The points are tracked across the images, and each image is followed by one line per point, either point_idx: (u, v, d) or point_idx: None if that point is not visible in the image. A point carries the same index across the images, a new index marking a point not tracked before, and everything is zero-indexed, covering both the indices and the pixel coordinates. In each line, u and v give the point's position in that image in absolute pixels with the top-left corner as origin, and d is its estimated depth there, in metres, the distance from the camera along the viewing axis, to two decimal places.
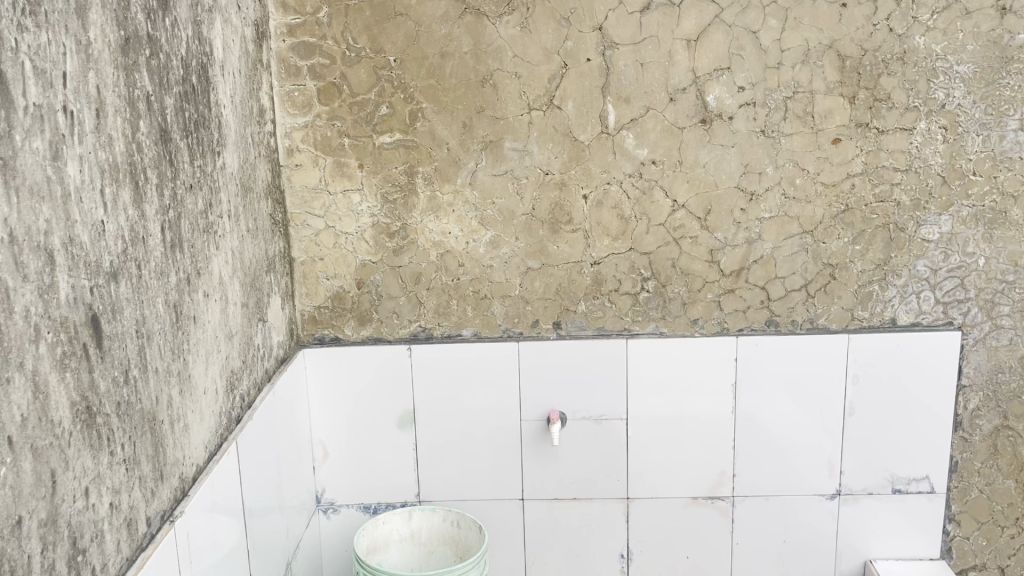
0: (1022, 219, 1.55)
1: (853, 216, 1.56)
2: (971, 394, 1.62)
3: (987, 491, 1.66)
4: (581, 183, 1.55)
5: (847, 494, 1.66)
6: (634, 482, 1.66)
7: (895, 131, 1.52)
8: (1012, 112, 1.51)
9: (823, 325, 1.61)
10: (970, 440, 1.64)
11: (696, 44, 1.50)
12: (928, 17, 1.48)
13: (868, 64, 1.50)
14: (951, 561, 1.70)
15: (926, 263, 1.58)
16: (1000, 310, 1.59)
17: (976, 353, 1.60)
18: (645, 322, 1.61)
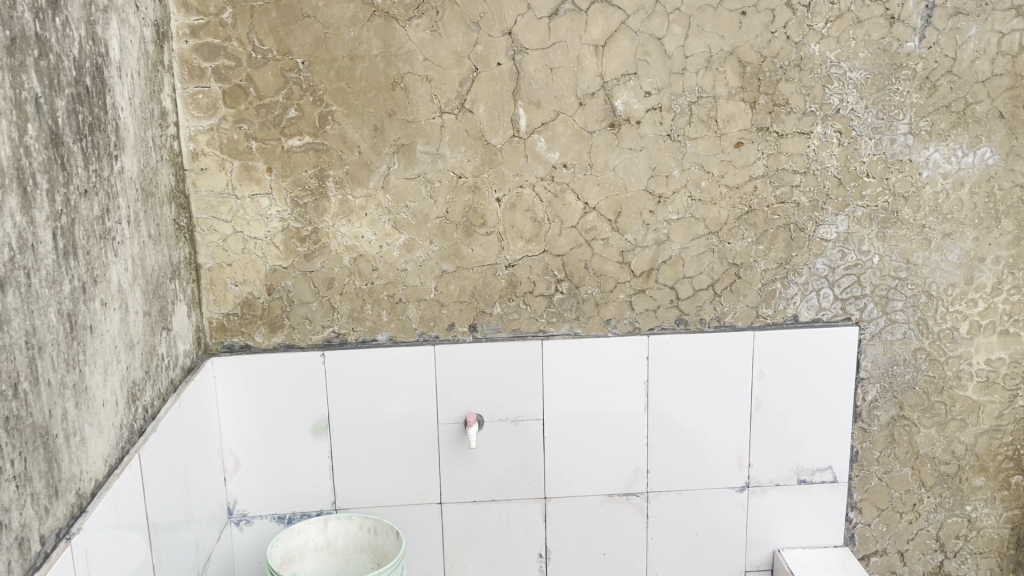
0: (912, 218, 1.63)
1: (756, 217, 1.62)
2: (869, 386, 1.70)
3: (886, 479, 1.74)
4: (494, 186, 1.56)
5: (754, 486, 1.71)
6: (551, 481, 1.68)
7: (793, 135, 1.58)
8: (902, 116, 1.58)
9: (730, 323, 1.66)
10: (868, 430, 1.72)
11: (603, 49, 1.52)
12: (822, 25, 1.54)
13: (767, 71, 1.55)
14: (854, 548, 1.77)
15: (824, 261, 1.64)
16: (894, 305, 1.67)
17: (872, 346, 1.68)
18: (560, 323, 1.63)
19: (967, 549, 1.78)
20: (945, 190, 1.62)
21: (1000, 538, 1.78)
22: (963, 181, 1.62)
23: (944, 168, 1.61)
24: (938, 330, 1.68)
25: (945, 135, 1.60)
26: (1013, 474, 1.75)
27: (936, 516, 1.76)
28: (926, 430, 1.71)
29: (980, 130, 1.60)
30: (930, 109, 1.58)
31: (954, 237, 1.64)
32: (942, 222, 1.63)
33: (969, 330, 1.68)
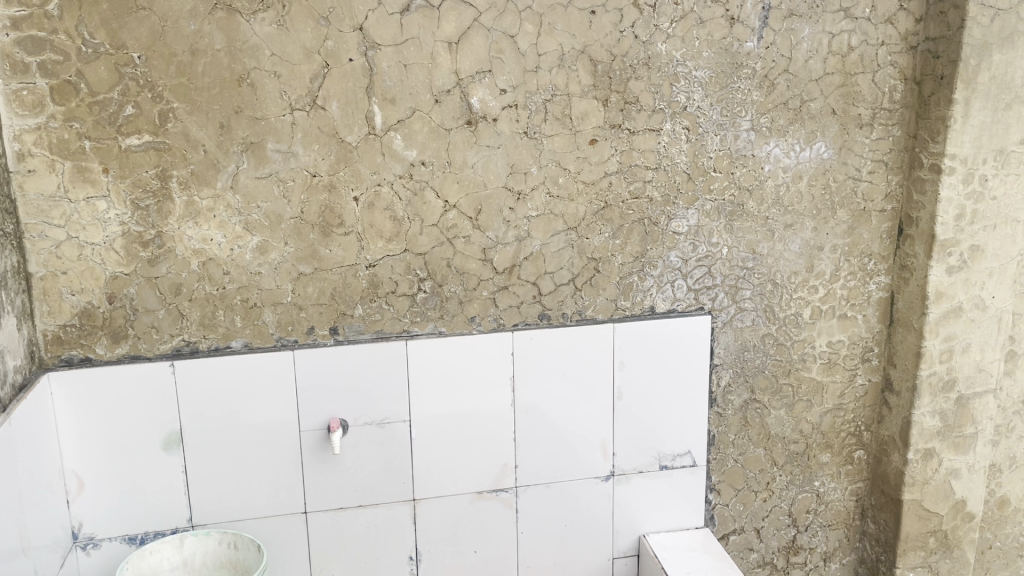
0: (756, 211, 1.71)
1: (612, 212, 1.65)
2: (723, 372, 1.78)
3: (741, 460, 1.83)
4: (350, 184, 1.53)
5: (619, 474, 1.76)
6: (419, 482, 1.66)
7: (644, 132, 1.63)
8: (744, 114, 1.66)
9: (591, 317, 1.69)
10: (723, 414, 1.80)
11: (457, 46, 1.52)
12: (667, 25, 1.59)
13: (617, 69, 1.59)
14: (714, 528, 1.85)
15: (678, 254, 1.70)
16: (743, 294, 1.75)
17: (724, 334, 1.76)
18: (424, 322, 1.62)
19: (817, 522, 1.90)
20: (786, 183, 1.71)
21: (846, 510, 1.91)
22: (802, 174, 1.71)
23: (784, 163, 1.70)
24: (783, 316, 1.78)
25: (783, 131, 1.68)
26: (854, 450, 1.89)
27: (788, 492, 1.87)
28: (776, 411, 1.82)
29: (815, 126, 1.69)
30: (769, 106, 1.66)
31: (795, 228, 1.74)
32: (784, 214, 1.73)
33: (811, 315, 1.79)
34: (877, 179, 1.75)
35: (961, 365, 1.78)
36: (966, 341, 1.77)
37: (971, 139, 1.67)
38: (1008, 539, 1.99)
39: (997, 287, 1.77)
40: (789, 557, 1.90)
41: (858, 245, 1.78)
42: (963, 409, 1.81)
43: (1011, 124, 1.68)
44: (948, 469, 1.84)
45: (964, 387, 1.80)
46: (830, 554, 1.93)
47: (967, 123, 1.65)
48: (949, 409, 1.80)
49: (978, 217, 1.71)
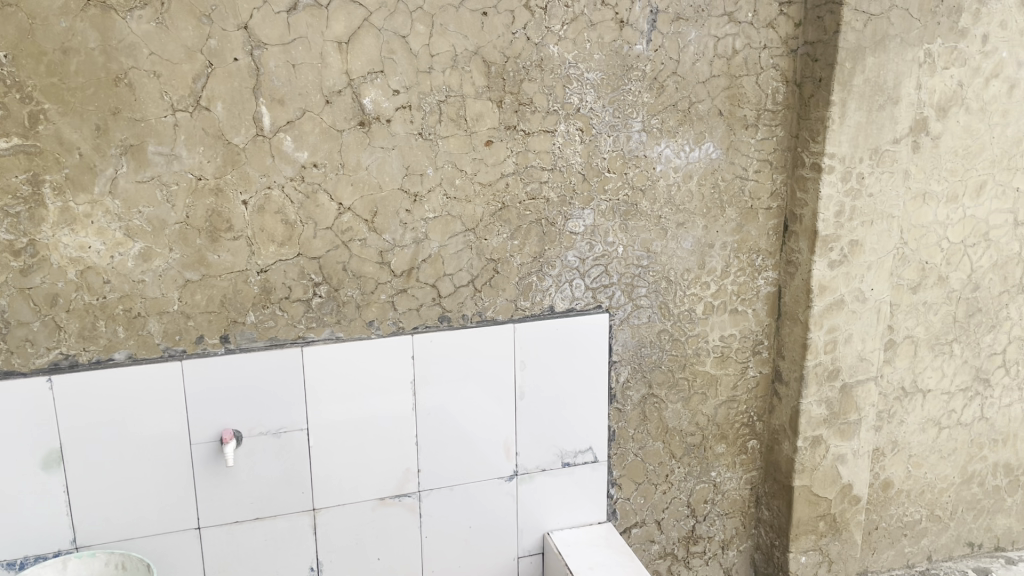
0: (649, 210, 1.75)
1: (509, 213, 1.66)
2: (621, 368, 1.81)
3: (641, 454, 1.87)
4: (238, 188, 1.48)
5: (523, 473, 1.76)
6: (319, 491, 1.62)
7: (539, 133, 1.64)
8: (636, 115, 1.69)
9: (491, 317, 1.69)
10: (623, 410, 1.83)
11: (347, 46, 1.49)
12: (558, 27, 1.61)
13: (510, 70, 1.59)
14: (616, 522, 1.88)
15: (575, 254, 1.72)
16: (639, 292, 1.79)
17: (622, 331, 1.79)
18: (320, 328, 1.58)
19: (714, 511, 1.96)
20: (677, 183, 1.75)
21: (741, 498, 1.98)
22: (692, 174, 1.76)
23: (675, 163, 1.74)
24: (677, 313, 1.82)
25: (674, 132, 1.72)
26: (748, 439, 1.95)
27: (687, 484, 1.92)
28: (673, 405, 1.86)
29: (703, 127, 1.74)
30: (659, 108, 1.70)
31: (687, 227, 1.79)
32: (676, 213, 1.77)
33: (704, 310, 1.84)
34: (763, 178, 1.82)
35: (844, 354, 1.87)
36: (849, 332, 1.86)
37: (849, 139, 1.74)
38: (892, 519, 2.12)
39: (875, 280, 1.86)
40: (689, 547, 1.95)
41: (746, 242, 1.84)
42: (847, 397, 1.90)
43: (885, 125, 1.77)
44: (835, 454, 1.92)
45: (847, 376, 1.89)
46: (727, 542, 2.00)
47: (844, 124, 1.73)
48: (834, 397, 1.89)
49: (856, 213, 1.80)
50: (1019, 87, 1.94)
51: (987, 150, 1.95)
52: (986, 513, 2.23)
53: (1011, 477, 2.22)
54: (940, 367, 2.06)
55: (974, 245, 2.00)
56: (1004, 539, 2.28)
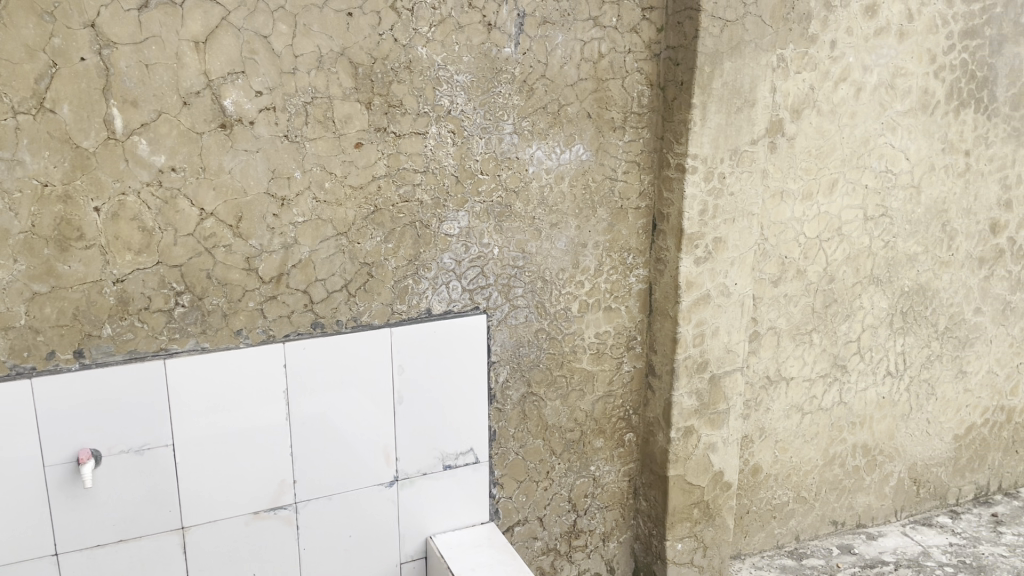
0: (524, 211, 1.77)
1: (382, 216, 1.64)
2: (500, 368, 1.82)
3: (522, 452, 1.88)
4: (90, 194, 1.41)
5: (403, 478, 1.75)
6: (188, 508, 1.56)
7: (410, 135, 1.63)
8: (506, 117, 1.71)
9: (367, 322, 1.67)
10: (503, 410, 1.84)
11: (205, 46, 1.44)
12: (426, 29, 1.60)
13: (379, 72, 1.58)
14: (498, 521, 1.89)
15: (451, 256, 1.72)
16: (515, 292, 1.80)
17: (499, 332, 1.80)
18: (184, 338, 1.52)
19: (594, 505, 2.00)
20: (549, 184, 1.78)
21: (619, 491, 2.03)
22: (563, 175, 1.79)
23: (547, 164, 1.77)
24: (553, 312, 1.85)
25: (544, 134, 1.75)
26: (625, 433, 2.01)
27: (567, 479, 1.95)
28: (552, 403, 1.89)
29: (572, 129, 1.78)
30: (529, 110, 1.72)
31: (560, 227, 1.81)
32: (549, 213, 1.80)
33: (579, 309, 1.88)
34: (631, 179, 1.87)
35: (712, 347, 1.94)
36: (715, 325, 1.94)
37: (710, 140, 1.81)
38: (762, 503, 2.22)
39: (739, 275, 1.94)
40: (571, 541, 1.99)
41: (617, 241, 1.89)
42: (716, 388, 1.98)
43: (743, 126, 1.85)
44: (706, 443, 2.00)
45: (715, 367, 1.96)
46: (608, 534, 2.04)
47: (706, 126, 1.80)
48: (704, 388, 1.96)
49: (719, 211, 1.87)
50: (864, 91, 2.08)
51: (838, 150, 2.09)
52: (847, 492, 2.36)
53: (869, 457, 2.36)
54: (801, 356, 2.18)
55: (828, 240, 2.14)
56: (865, 516, 2.42)
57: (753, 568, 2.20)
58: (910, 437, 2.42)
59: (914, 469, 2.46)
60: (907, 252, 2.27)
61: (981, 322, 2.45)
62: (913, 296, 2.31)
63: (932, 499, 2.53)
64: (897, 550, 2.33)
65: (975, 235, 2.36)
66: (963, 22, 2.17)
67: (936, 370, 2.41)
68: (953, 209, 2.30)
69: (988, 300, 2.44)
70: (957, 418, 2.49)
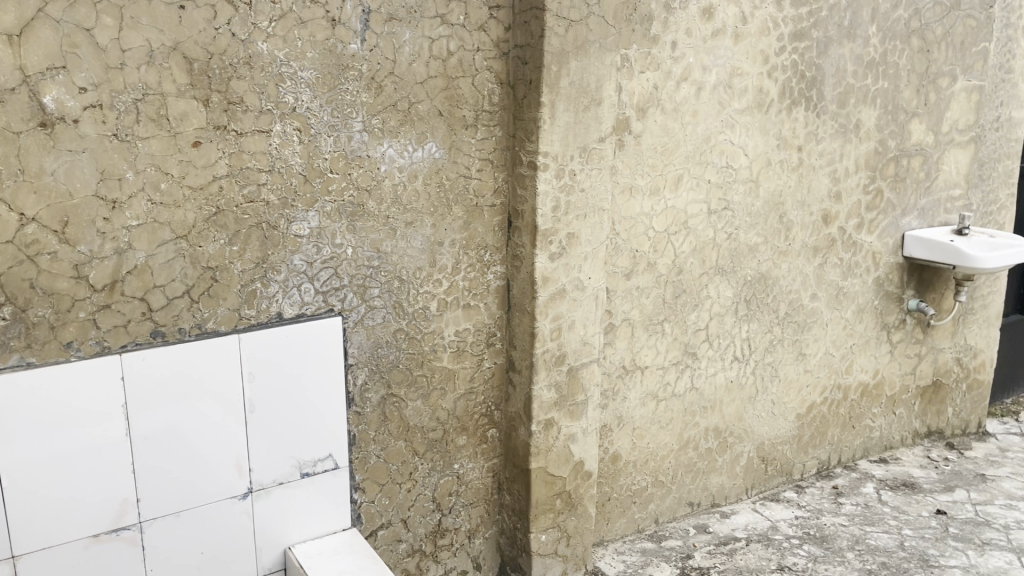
0: (377, 211, 1.74)
1: (225, 218, 1.58)
2: (358, 371, 1.79)
3: (383, 455, 1.86)
4: None
5: (258, 489, 1.69)
6: (18, 536, 1.45)
7: (253, 134, 1.57)
8: (355, 115, 1.68)
9: (213, 329, 1.60)
10: (362, 413, 1.81)
11: (19, 39, 1.34)
12: (266, 24, 1.55)
13: (216, 68, 1.51)
14: (361, 526, 1.86)
15: (301, 257, 1.67)
16: (371, 293, 1.77)
17: (356, 333, 1.77)
18: (6, 354, 1.41)
19: (459, 503, 2.00)
20: (402, 182, 1.76)
21: (484, 487, 2.04)
22: (417, 173, 1.78)
23: (399, 163, 1.75)
24: (411, 311, 1.83)
25: (395, 132, 1.73)
26: (488, 429, 2.02)
27: (430, 479, 1.94)
28: (412, 403, 1.88)
29: (424, 127, 1.77)
30: (378, 108, 1.70)
31: (415, 225, 1.80)
32: (403, 212, 1.78)
33: (438, 308, 1.87)
34: (485, 176, 1.88)
35: (569, 340, 1.98)
36: (572, 319, 1.97)
37: (560, 138, 1.85)
38: (622, 489, 2.29)
39: (592, 269, 1.99)
40: (436, 541, 1.98)
41: (474, 238, 1.89)
42: (575, 379, 2.02)
43: (591, 124, 1.90)
44: (566, 435, 2.03)
45: (573, 360, 2.00)
46: (474, 531, 2.05)
47: (555, 124, 1.83)
48: (563, 380, 1.99)
49: (572, 207, 1.91)
50: (705, 90, 2.18)
51: (682, 147, 2.18)
52: (702, 474, 2.47)
53: (720, 439, 2.48)
54: (655, 345, 2.26)
55: (676, 234, 2.22)
56: (719, 496, 2.53)
57: (615, 554, 2.26)
58: (757, 418, 2.56)
59: (762, 448, 2.60)
60: (749, 243, 2.39)
61: (817, 307, 2.61)
62: (756, 285, 2.45)
63: (779, 475, 2.68)
64: (748, 526, 2.46)
65: (809, 226, 2.52)
66: (792, 25, 2.31)
67: (778, 354, 2.56)
68: (789, 202, 2.45)
69: (823, 286, 2.61)
70: (798, 398, 2.65)
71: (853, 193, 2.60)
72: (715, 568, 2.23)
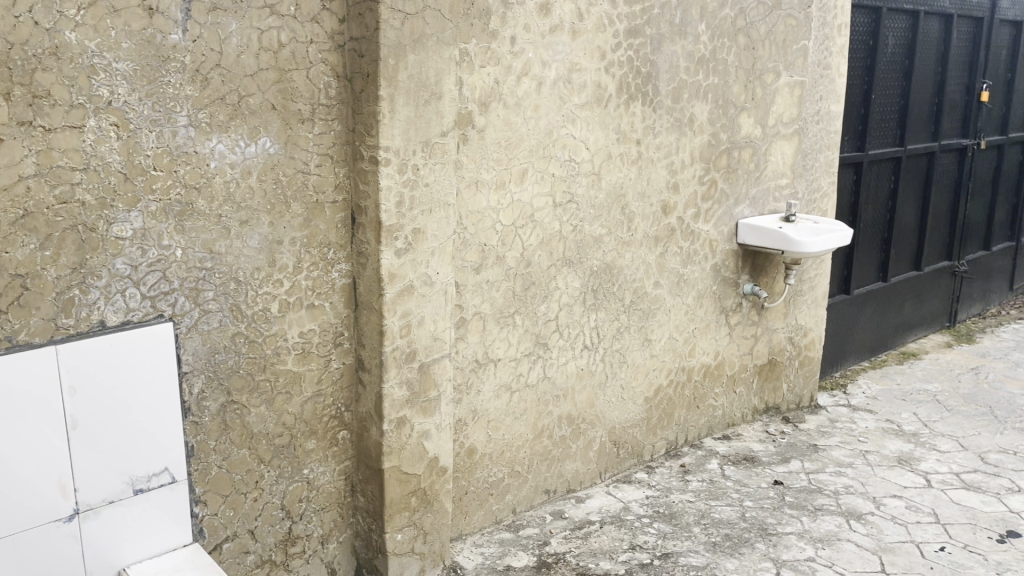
0: (208, 210, 1.66)
1: (35, 220, 1.46)
2: (194, 379, 1.70)
3: (226, 465, 1.78)
4: None
5: (86, 510, 1.58)
6: None
7: (63, 130, 1.47)
8: (179, 109, 1.59)
9: (25, 342, 1.48)
10: (200, 422, 1.73)
11: None
12: (74, 12, 1.44)
13: (17, 58, 1.40)
14: (204, 541, 1.78)
15: (125, 261, 1.57)
16: (205, 296, 1.69)
17: (190, 339, 1.68)
18: None
19: (310, 508, 1.95)
20: (235, 179, 1.69)
21: (336, 490, 2.00)
22: (250, 170, 1.71)
23: (230, 159, 1.67)
24: (250, 313, 1.76)
25: (225, 127, 1.65)
26: (338, 431, 1.97)
27: (278, 486, 1.88)
28: (256, 409, 1.81)
29: (256, 122, 1.70)
30: (205, 101, 1.62)
31: (251, 224, 1.73)
32: (238, 211, 1.70)
33: (279, 308, 1.81)
34: (325, 172, 1.83)
35: (419, 336, 1.96)
36: (421, 315, 1.96)
37: (400, 132, 1.83)
38: (479, 482, 2.31)
39: (440, 264, 1.97)
40: (287, 549, 1.92)
41: (315, 236, 1.84)
42: (426, 376, 2.00)
43: (432, 119, 1.88)
44: (420, 432, 2.02)
45: (424, 356, 1.98)
46: (327, 536, 2.00)
47: (394, 118, 1.81)
48: (414, 377, 1.97)
49: (416, 202, 1.89)
50: (545, 85, 2.22)
51: (525, 141, 2.20)
52: (556, 461, 2.52)
53: (573, 426, 2.54)
54: (506, 338, 2.28)
55: (523, 227, 2.25)
56: (574, 481, 2.59)
57: (473, 547, 2.27)
58: (608, 403, 2.64)
59: (613, 432, 2.68)
60: (593, 234, 2.46)
61: (660, 294, 2.72)
62: (602, 274, 2.51)
63: (631, 458, 2.77)
64: (601, 509, 2.53)
65: (650, 216, 2.61)
66: (626, 22, 2.38)
67: (625, 340, 2.64)
68: (630, 193, 2.53)
69: (665, 274, 2.72)
70: (646, 381, 2.75)
71: (689, 185, 2.72)
72: (571, 552, 2.28)
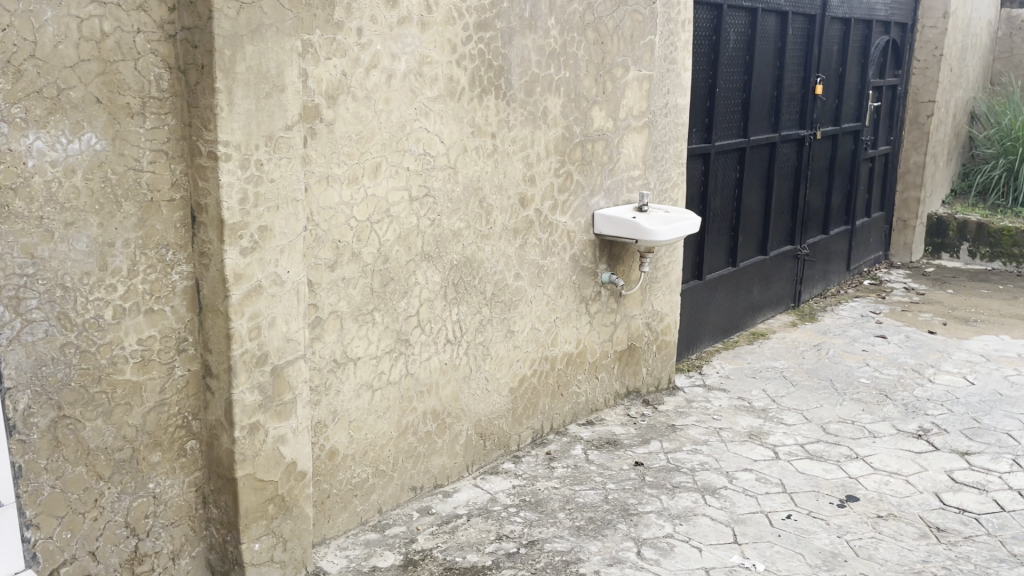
0: (27, 211, 1.55)
1: None
2: (19, 394, 1.58)
3: (60, 484, 1.66)
4: None
5: None
6: None
7: None
8: None
9: None
10: (28, 441, 1.60)
11: None
12: None
13: None
14: (39, 566, 1.66)
15: None
16: (27, 304, 1.57)
17: (12, 351, 1.56)
18: None
19: (157, 524, 1.85)
20: (57, 178, 1.58)
21: (187, 503, 1.91)
22: (75, 168, 1.60)
23: (50, 156, 1.56)
24: (81, 321, 1.65)
25: (43, 122, 1.54)
26: (186, 441, 1.88)
27: (121, 504, 1.77)
28: (91, 423, 1.69)
29: (79, 116, 1.59)
30: (19, 95, 1.51)
31: (77, 226, 1.62)
32: (61, 212, 1.59)
33: (114, 315, 1.70)
34: (160, 169, 1.74)
35: (270, 338, 1.89)
36: (271, 316, 1.89)
37: (240, 126, 1.75)
38: (341, 484, 2.26)
39: (290, 262, 1.91)
40: (133, 568, 1.82)
41: (152, 237, 1.74)
42: (279, 379, 1.93)
43: (275, 112, 1.82)
44: (275, 437, 1.95)
45: (276, 358, 1.92)
46: (178, 551, 1.91)
47: (233, 112, 1.74)
48: (266, 381, 1.90)
49: (261, 199, 1.82)
50: (395, 77, 2.19)
51: (377, 135, 2.17)
52: (422, 458, 2.50)
53: (438, 421, 2.53)
54: (365, 336, 2.24)
55: (378, 222, 2.22)
56: (441, 476, 2.58)
57: (338, 550, 2.23)
58: (472, 396, 2.64)
59: (479, 425, 2.69)
60: (451, 228, 2.45)
61: (521, 286, 2.75)
62: (462, 268, 2.51)
63: (497, 449, 2.79)
64: (468, 502, 2.53)
65: (508, 209, 2.63)
66: (476, 15, 2.39)
67: (488, 333, 2.66)
68: (487, 186, 2.54)
69: (525, 265, 2.75)
70: (510, 372, 2.78)
71: (545, 177, 2.76)
72: (438, 547, 2.28)
